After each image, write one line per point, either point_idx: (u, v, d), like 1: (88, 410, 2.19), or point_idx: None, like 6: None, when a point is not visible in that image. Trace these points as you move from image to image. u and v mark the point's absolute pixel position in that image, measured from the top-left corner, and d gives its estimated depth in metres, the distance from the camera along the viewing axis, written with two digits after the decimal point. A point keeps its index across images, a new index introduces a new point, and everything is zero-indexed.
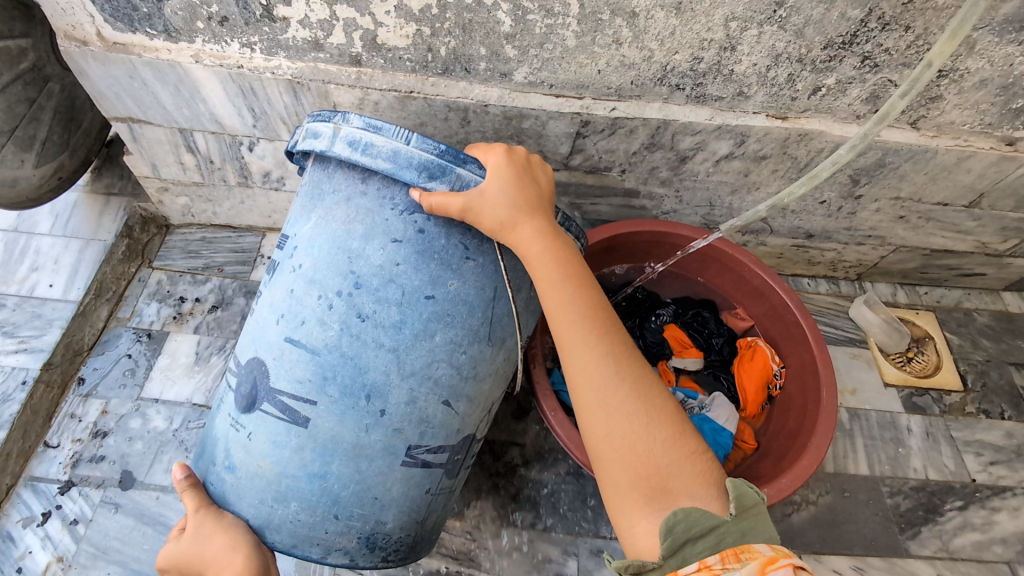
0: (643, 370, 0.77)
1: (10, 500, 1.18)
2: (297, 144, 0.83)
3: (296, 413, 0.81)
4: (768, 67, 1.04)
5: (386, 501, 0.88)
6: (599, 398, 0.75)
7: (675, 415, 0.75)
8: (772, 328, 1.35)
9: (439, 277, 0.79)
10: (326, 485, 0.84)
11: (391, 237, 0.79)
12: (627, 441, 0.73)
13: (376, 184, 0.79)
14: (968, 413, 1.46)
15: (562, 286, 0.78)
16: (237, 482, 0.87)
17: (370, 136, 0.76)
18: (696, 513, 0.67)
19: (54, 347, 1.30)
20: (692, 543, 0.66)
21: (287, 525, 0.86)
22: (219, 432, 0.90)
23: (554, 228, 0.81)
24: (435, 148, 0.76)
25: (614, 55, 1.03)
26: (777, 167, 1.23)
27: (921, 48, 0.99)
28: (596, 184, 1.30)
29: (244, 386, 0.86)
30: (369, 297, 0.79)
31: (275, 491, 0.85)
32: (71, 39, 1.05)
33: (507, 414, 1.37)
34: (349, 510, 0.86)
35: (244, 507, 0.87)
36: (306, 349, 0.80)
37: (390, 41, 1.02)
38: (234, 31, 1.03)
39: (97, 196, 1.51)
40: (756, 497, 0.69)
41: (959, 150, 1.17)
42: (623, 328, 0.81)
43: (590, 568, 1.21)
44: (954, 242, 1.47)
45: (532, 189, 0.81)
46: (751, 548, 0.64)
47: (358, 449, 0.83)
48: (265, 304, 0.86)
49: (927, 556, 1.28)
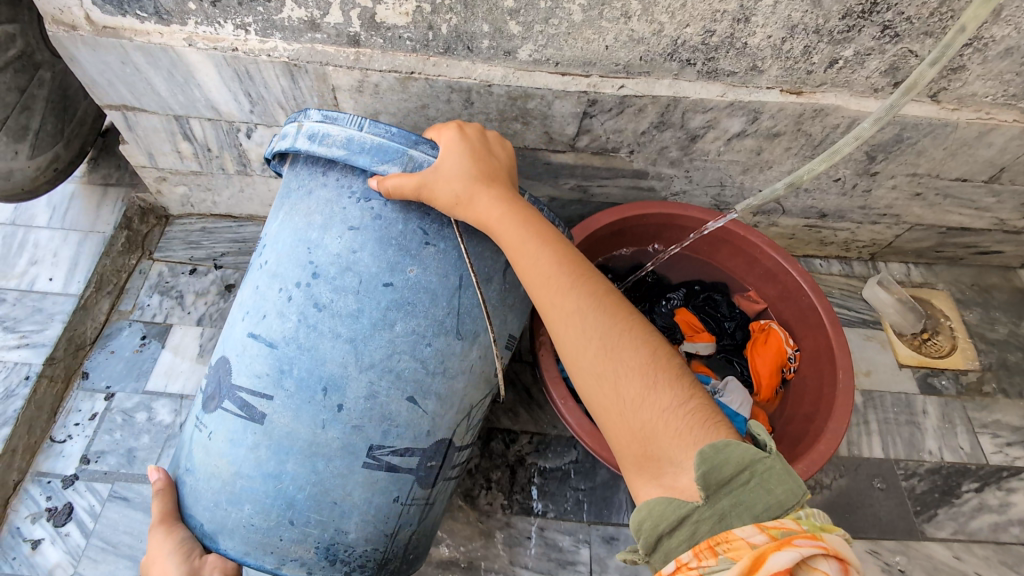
0: (614, 328, 0.73)
1: (17, 496, 1.17)
2: (268, 151, 0.85)
3: (253, 408, 0.79)
4: (784, 40, 1.00)
5: (347, 507, 0.81)
6: (579, 365, 0.74)
7: (650, 371, 0.71)
8: (786, 310, 1.32)
9: (397, 264, 0.79)
10: (281, 486, 0.79)
11: (348, 225, 0.79)
12: (607, 407, 0.71)
13: (336, 175, 0.80)
14: (984, 394, 1.43)
15: (523, 252, 0.76)
16: (196, 483, 0.84)
17: (326, 127, 0.78)
18: (660, 507, 0.62)
19: (56, 342, 1.28)
20: (668, 536, 0.62)
21: (240, 530, 0.81)
22: (187, 435, 0.88)
23: (512, 193, 0.80)
24: (386, 131, 0.77)
25: (623, 29, 0.98)
26: (791, 144, 1.19)
27: (945, 15, 0.94)
28: (604, 166, 1.27)
29: (211, 386, 0.85)
30: (326, 287, 0.78)
31: (231, 492, 0.81)
32: (60, 24, 1.01)
33: (515, 400, 1.36)
34: (306, 515, 0.80)
35: (201, 511, 0.83)
36: (265, 341, 0.79)
37: (389, 20, 0.98)
38: (228, 12, 0.99)
39: (94, 186, 1.48)
40: (733, 467, 0.62)
41: (981, 124, 1.13)
42: (598, 283, 0.77)
43: (602, 556, 1.20)
44: (971, 219, 1.43)
45: (486, 162, 0.82)
46: (729, 535, 0.57)
47: (314, 448, 0.78)
48: (235, 304, 0.87)
49: (943, 538, 1.27)
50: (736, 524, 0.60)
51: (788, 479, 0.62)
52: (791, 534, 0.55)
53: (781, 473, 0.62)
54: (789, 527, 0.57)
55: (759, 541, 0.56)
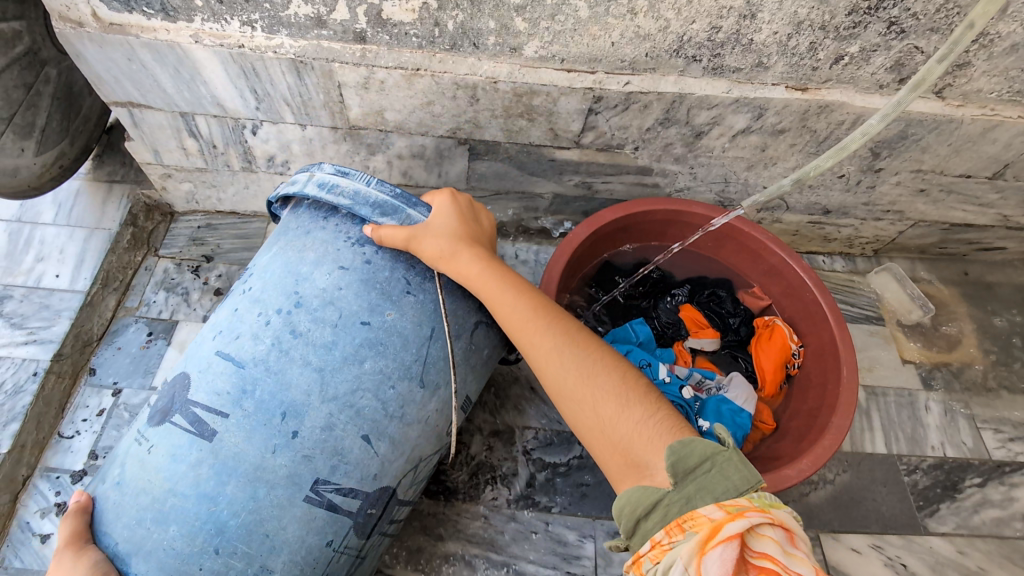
0: (588, 356, 0.75)
1: (27, 491, 1.18)
2: (277, 193, 0.90)
3: (204, 425, 0.74)
4: (790, 36, 1.00)
5: (278, 542, 0.75)
6: (560, 395, 0.75)
7: (625, 391, 0.72)
8: (792, 307, 1.32)
9: (377, 306, 0.81)
10: (214, 509, 0.73)
11: (338, 264, 0.82)
12: (591, 429, 0.72)
13: (336, 222, 0.85)
14: (988, 389, 1.44)
15: (499, 295, 0.79)
16: (120, 499, 0.74)
17: (337, 179, 0.85)
18: (637, 492, 0.64)
19: (64, 339, 1.29)
20: (645, 520, 0.63)
21: (158, 554, 0.72)
22: (122, 448, 0.80)
23: (489, 251, 0.84)
24: (391, 190, 0.85)
25: (629, 25, 0.99)
26: (796, 141, 1.20)
27: (951, 11, 0.94)
28: (608, 162, 1.28)
29: (162, 400, 0.79)
30: (306, 316, 0.79)
31: (157, 511, 0.73)
32: (67, 21, 1.01)
33: (519, 394, 1.36)
34: (234, 544, 0.73)
35: (119, 528, 0.73)
36: (233, 360, 0.77)
37: (395, 16, 0.98)
38: (235, 9, 0.99)
39: (99, 184, 1.48)
40: (701, 453, 0.64)
41: (986, 120, 1.13)
42: (570, 321, 0.80)
43: (606, 550, 1.21)
44: (975, 216, 1.43)
45: (473, 225, 0.86)
46: (695, 514, 0.59)
47: (259, 472, 0.74)
48: (207, 324, 0.85)
49: (946, 533, 1.27)
50: (701, 505, 0.61)
51: (745, 467, 0.63)
52: (744, 509, 0.57)
53: (739, 462, 0.63)
54: (741, 504, 0.58)
55: (718, 517, 0.57)
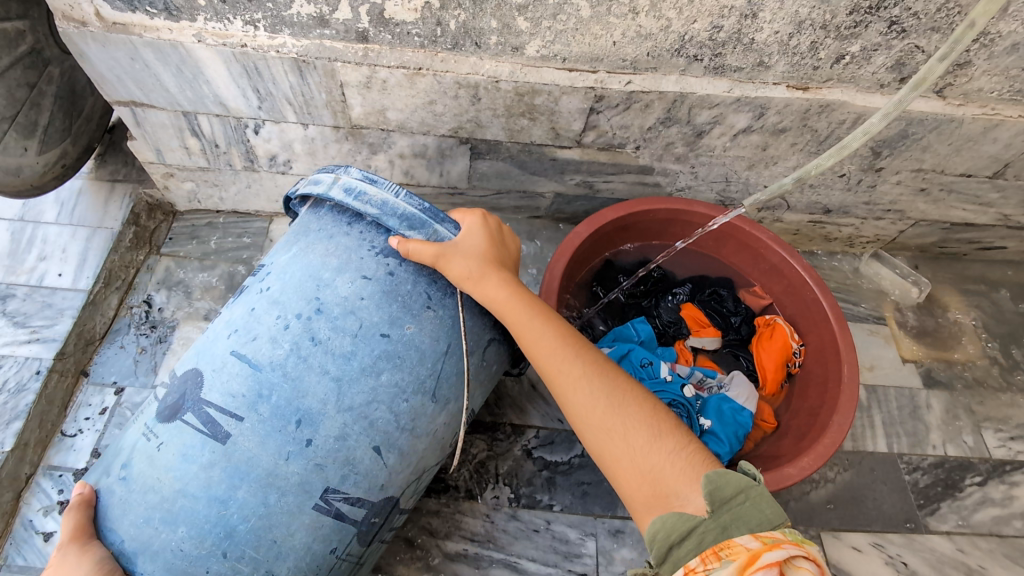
0: (616, 386, 0.77)
1: (30, 489, 1.19)
2: (299, 191, 0.90)
3: (218, 426, 0.75)
4: (790, 36, 1.00)
5: (285, 548, 0.76)
6: (587, 422, 0.75)
7: (654, 422, 0.74)
8: (793, 306, 1.32)
9: (397, 319, 0.80)
10: (224, 514, 0.73)
11: (361, 274, 0.81)
12: (617, 458, 0.73)
13: (360, 229, 0.84)
14: (989, 388, 1.44)
15: (529, 322, 0.79)
16: (127, 496, 0.75)
17: (366, 186, 0.84)
18: (672, 518, 0.66)
19: (66, 338, 1.29)
20: (678, 546, 0.65)
21: (165, 554, 0.73)
22: (128, 440, 0.80)
23: (516, 275, 0.85)
24: (419, 204, 0.84)
25: (631, 25, 0.99)
26: (797, 140, 1.20)
27: (951, 11, 0.95)
28: (609, 162, 1.28)
29: (172, 394, 0.79)
30: (326, 324, 0.78)
31: (167, 511, 0.73)
32: (70, 20, 1.02)
33: (521, 393, 1.36)
34: (241, 549, 0.74)
35: (125, 525, 0.74)
36: (250, 362, 0.76)
37: (398, 16, 0.98)
38: (238, 9, 0.99)
39: (101, 183, 1.49)
40: (737, 484, 0.66)
41: (986, 119, 1.14)
42: (597, 350, 0.81)
43: (608, 548, 1.21)
44: (976, 215, 1.43)
45: (500, 246, 0.87)
46: (730, 542, 0.61)
47: (271, 479, 0.74)
48: (221, 320, 0.84)
49: (947, 531, 1.27)
50: (737, 535, 0.63)
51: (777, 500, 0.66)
52: (779, 541, 0.59)
53: (771, 496, 0.66)
54: (777, 535, 0.61)
55: (754, 546, 0.59)
